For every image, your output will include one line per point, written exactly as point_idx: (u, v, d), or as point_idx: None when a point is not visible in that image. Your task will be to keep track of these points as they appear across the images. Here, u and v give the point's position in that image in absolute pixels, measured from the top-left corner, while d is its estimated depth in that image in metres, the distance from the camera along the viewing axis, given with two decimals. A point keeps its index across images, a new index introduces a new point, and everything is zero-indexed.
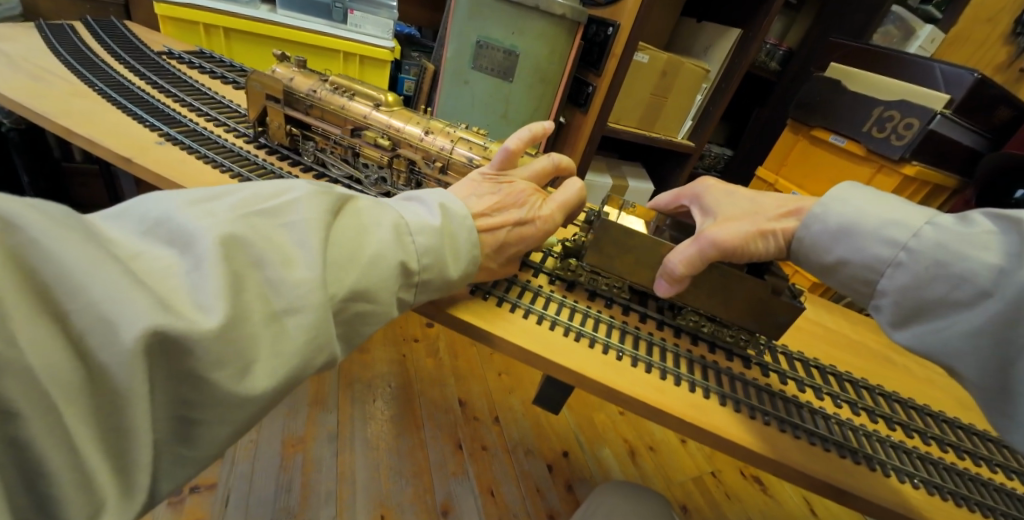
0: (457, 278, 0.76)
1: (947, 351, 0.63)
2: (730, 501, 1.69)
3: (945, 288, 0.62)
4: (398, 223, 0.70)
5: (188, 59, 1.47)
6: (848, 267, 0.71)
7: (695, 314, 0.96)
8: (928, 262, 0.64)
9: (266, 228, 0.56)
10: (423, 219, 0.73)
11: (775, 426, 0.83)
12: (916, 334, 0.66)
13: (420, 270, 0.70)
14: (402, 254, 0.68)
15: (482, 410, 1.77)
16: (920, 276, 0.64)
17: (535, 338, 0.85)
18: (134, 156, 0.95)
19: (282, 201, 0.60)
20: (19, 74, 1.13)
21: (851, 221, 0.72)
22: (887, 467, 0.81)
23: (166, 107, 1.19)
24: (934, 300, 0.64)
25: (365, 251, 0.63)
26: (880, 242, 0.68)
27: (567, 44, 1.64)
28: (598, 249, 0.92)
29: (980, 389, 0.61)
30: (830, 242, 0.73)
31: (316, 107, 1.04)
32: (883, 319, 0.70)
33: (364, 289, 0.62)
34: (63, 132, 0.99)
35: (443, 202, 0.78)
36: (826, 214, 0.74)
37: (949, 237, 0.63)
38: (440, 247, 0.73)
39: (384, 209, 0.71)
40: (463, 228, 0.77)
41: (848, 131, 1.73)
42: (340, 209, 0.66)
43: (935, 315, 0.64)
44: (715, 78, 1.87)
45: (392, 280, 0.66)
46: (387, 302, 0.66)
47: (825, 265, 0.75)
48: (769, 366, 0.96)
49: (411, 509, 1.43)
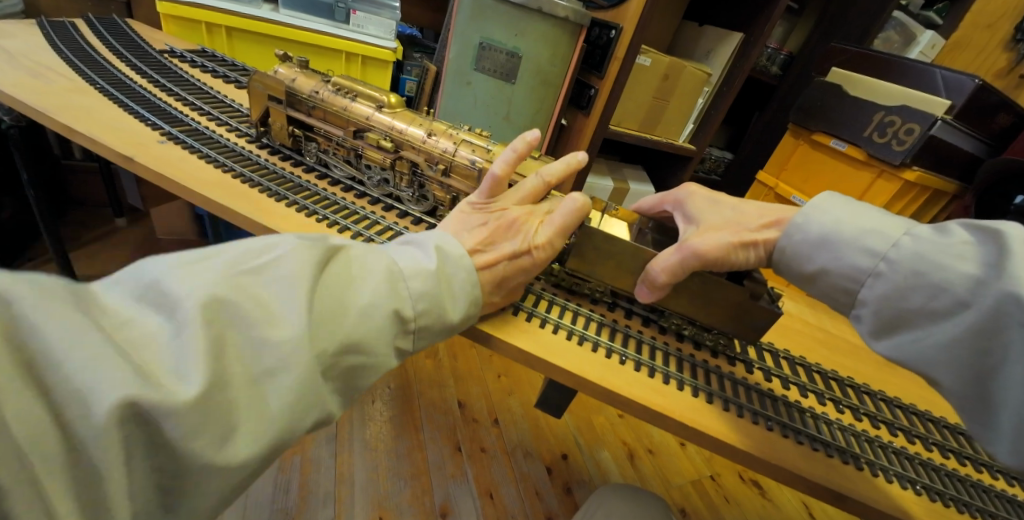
0: (457, 320, 0.73)
1: (926, 361, 0.63)
2: (729, 504, 1.69)
3: (922, 299, 0.63)
4: (391, 268, 0.66)
5: (189, 57, 1.46)
6: (828, 276, 0.71)
7: (678, 317, 0.96)
8: (906, 274, 0.64)
9: (252, 283, 0.53)
10: (418, 263, 0.70)
11: (778, 432, 0.84)
12: (895, 345, 0.66)
13: (417, 316, 0.66)
14: (395, 299, 0.64)
15: (481, 412, 1.77)
16: (899, 286, 0.65)
17: (536, 339, 0.85)
18: (135, 156, 0.95)
19: (269, 254, 0.57)
20: (18, 71, 1.12)
21: (831, 232, 0.72)
22: (887, 473, 0.82)
23: (167, 106, 1.18)
24: (913, 310, 0.64)
25: (356, 299, 0.60)
26: (861, 253, 0.68)
27: (570, 46, 1.63)
28: (580, 254, 0.92)
29: (959, 399, 0.61)
30: (811, 252, 0.73)
31: (318, 109, 1.03)
32: (864, 330, 0.70)
33: (358, 336, 0.59)
34: (63, 130, 0.98)
35: (438, 244, 0.75)
36: (807, 222, 0.74)
37: (927, 248, 0.64)
38: (437, 289, 0.69)
39: (378, 255, 0.68)
40: (460, 270, 0.74)
41: (850, 135, 1.73)
42: (331, 258, 0.62)
43: (914, 325, 0.64)
44: (715, 82, 1.88)
45: (386, 326, 0.62)
46: (384, 345, 0.62)
47: (805, 274, 0.75)
48: (771, 371, 0.96)
49: (410, 510, 1.42)
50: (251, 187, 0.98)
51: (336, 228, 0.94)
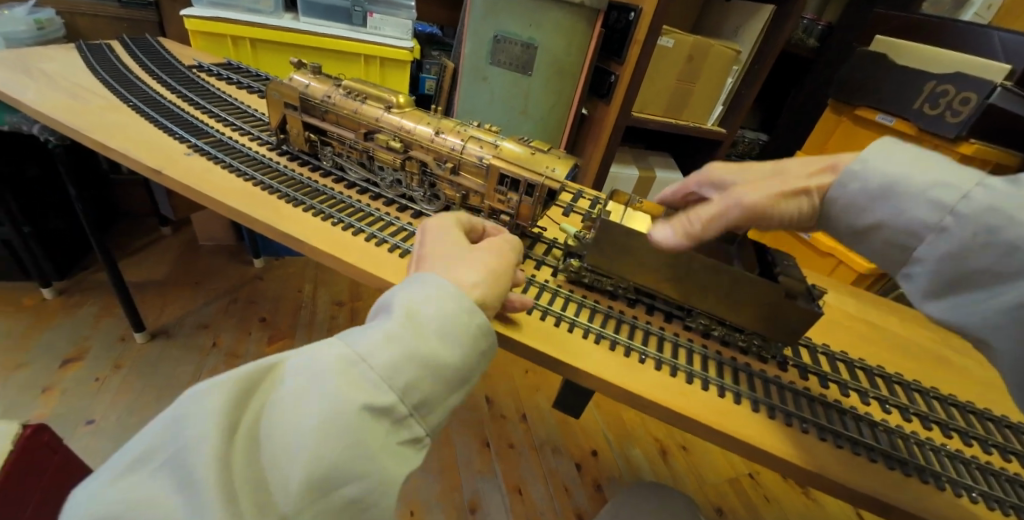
0: (457, 360, 0.54)
1: (984, 324, 0.58)
2: (769, 504, 1.62)
3: (990, 258, 0.57)
4: (342, 355, 0.48)
5: (215, 71, 1.52)
6: (884, 232, 0.65)
7: (706, 317, 0.91)
8: (976, 230, 0.58)
9: (155, 482, 0.42)
10: (376, 333, 0.51)
11: (815, 435, 0.78)
12: (950, 306, 0.61)
13: (401, 393, 0.49)
14: (356, 394, 0.46)
15: (509, 408, 1.77)
16: (966, 243, 0.59)
17: (554, 340, 0.82)
18: (164, 169, 1.00)
19: (172, 420, 0.44)
20: (59, 93, 1.19)
21: (894, 181, 0.65)
22: (941, 480, 0.75)
23: (195, 119, 1.23)
24: (976, 269, 0.58)
25: (301, 429, 0.44)
26: (923, 205, 0.62)
27: (587, 34, 1.58)
28: (598, 249, 0.89)
29: (1011, 361, 0.57)
30: (869, 205, 0.66)
31: (331, 113, 1.04)
32: (914, 287, 0.64)
33: (326, 466, 0.43)
34: (99, 148, 1.04)
35: (406, 302, 0.54)
36: (866, 171, 0.67)
37: (1001, 200, 0.57)
38: (422, 352, 0.51)
39: (320, 347, 0.50)
40: (430, 304, 0.54)
41: (897, 109, 1.61)
42: (259, 384, 0.47)
43: (976, 285, 0.59)
44: (745, 60, 1.78)
45: (363, 435, 0.46)
46: (375, 455, 0.46)
47: (857, 230, 0.69)
48: (808, 368, 0.90)
49: (440, 505, 1.46)
50: (270, 193, 1.01)
51: (351, 231, 0.95)
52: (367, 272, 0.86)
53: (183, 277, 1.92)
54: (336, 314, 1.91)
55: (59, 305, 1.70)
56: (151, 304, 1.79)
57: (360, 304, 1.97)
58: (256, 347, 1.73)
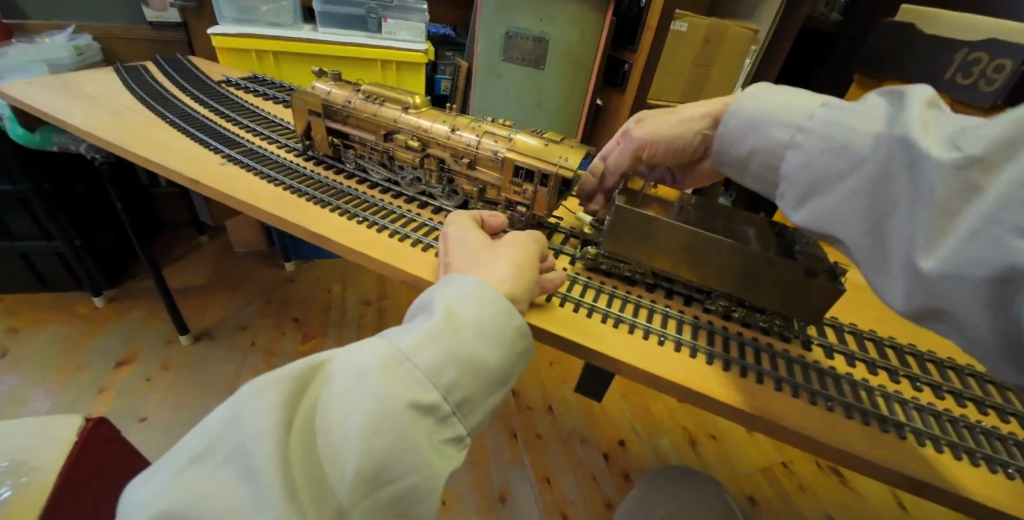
0: (497, 362, 0.56)
1: (835, 225, 0.58)
2: (804, 492, 1.60)
3: (828, 161, 0.58)
4: (387, 355, 0.50)
5: (243, 84, 1.59)
6: (757, 157, 0.67)
7: (726, 299, 0.91)
8: (816, 138, 0.59)
9: (218, 473, 0.44)
10: (418, 333, 0.53)
11: (841, 413, 0.77)
12: (808, 214, 0.61)
13: (443, 393, 0.51)
14: (404, 392, 0.49)
15: (535, 400, 1.80)
16: (813, 153, 0.59)
17: (573, 325, 0.84)
18: (201, 179, 1.06)
19: (228, 416, 0.46)
20: (104, 113, 1.28)
21: (762, 111, 0.67)
22: (975, 456, 0.73)
23: (226, 131, 1.29)
24: (823, 176, 0.59)
25: (351, 427, 0.47)
26: (778, 126, 0.64)
27: (598, 24, 1.57)
28: (614, 235, 0.90)
29: (863, 257, 0.57)
30: (743, 134, 0.69)
31: (352, 117, 1.08)
32: (778, 202, 0.64)
33: (376, 462, 0.46)
34: (142, 161, 1.12)
35: (447, 303, 0.56)
36: (741, 105, 0.70)
37: (837, 110, 0.59)
38: (462, 353, 0.53)
39: (367, 345, 0.52)
40: (471, 305, 0.57)
41: (928, 80, 1.52)
42: (309, 382, 0.50)
43: (825, 191, 0.59)
44: (763, 40, 1.74)
45: (410, 433, 0.48)
46: (421, 453, 0.49)
47: (739, 160, 0.71)
48: (833, 347, 0.89)
49: (471, 494, 1.50)
50: (298, 196, 1.06)
51: (376, 228, 0.99)
52: (392, 267, 0.90)
53: (221, 282, 2.02)
54: (364, 313, 1.97)
55: (110, 312, 1.82)
56: (193, 309, 1.89)
57: (387, 303, 2.03)
58: (291, 346, 1.81)
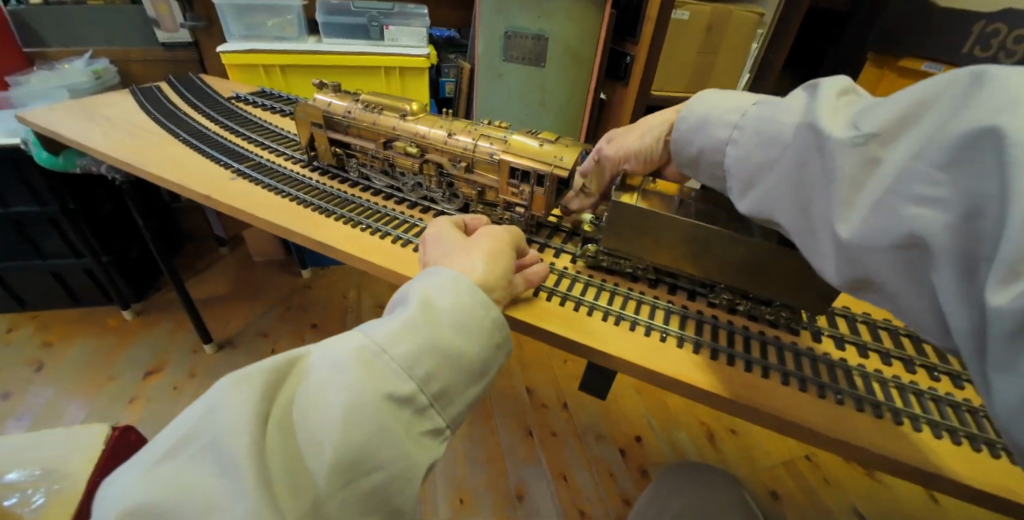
0: (472, 352, 0.60)
1: (771, 208, 0.68)
2: (829, 486, 1.56)
3: (762, 154, 0.68)
4: (364, 347, 0.53)
5: (251, 99, 1.63)
6: (705, 154, 0.78)
7: (730, 292, 0.89)
8: (750, 136, 0.70)
9: (191, 469, 0.46)
10: (394, 324, 0.57)
11: (852, 406, 0.76)
12: (751, 199, 0.71)
13: (419, 382, 0.54)
14: (381, 383, 0.52)
15: (549, 398, 1.80)
16: (748, 147, 0.70)
17: (573, 324, 0.84)
18: (211, 194, 1.10)
19: (204, 412, 0.48)
20: (121, 135, 1.33)
21: (707, 114, 0.78)
22: (996, 448, 0.70)
23: (236, 146, 1.33)
24: (758, 166, 0.69)
25: (329, 419, 0.49)
26: (719, 125, 0.75)
27: (598, 17, 1.54)
28: (613, 232, 0.90)
29: (795, 233, 0.65)
30: (691, 135, 0.80)
31: (352, 127, 1.10)
32: (727, 193, 0.75)
33: (353, 453, 0.48)
34: (157, 180, 1.16)
35: (423, 295, 0.60)
36: (690, 110, 0.81)
37: (766, 110, 0.70)
38: (437, 344, 0.57)
39: (342, 339, 0.55)
40: (445, 296, 0.61)
41: (945, 55, 1.47)
42: (285, 378, 0.52)
43: (762, 179, 0.69)
44: (769, 22, 1.72)
45: (387, 423, 0.51)
46: (398, 443, 0.51)
47: (692, 158, 0.82)
48: (845, 337, 0.87)
49: (487, 492, 1.51)
50: (305, 207, 1.09)
51: (379, 235, 1.01)
52: (394, 273, 0.92)
53: (241, 292, 2.08)
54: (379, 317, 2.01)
55: (138, 325, 1.90)
56: (216, 319, 1.95)
57: None
58: None
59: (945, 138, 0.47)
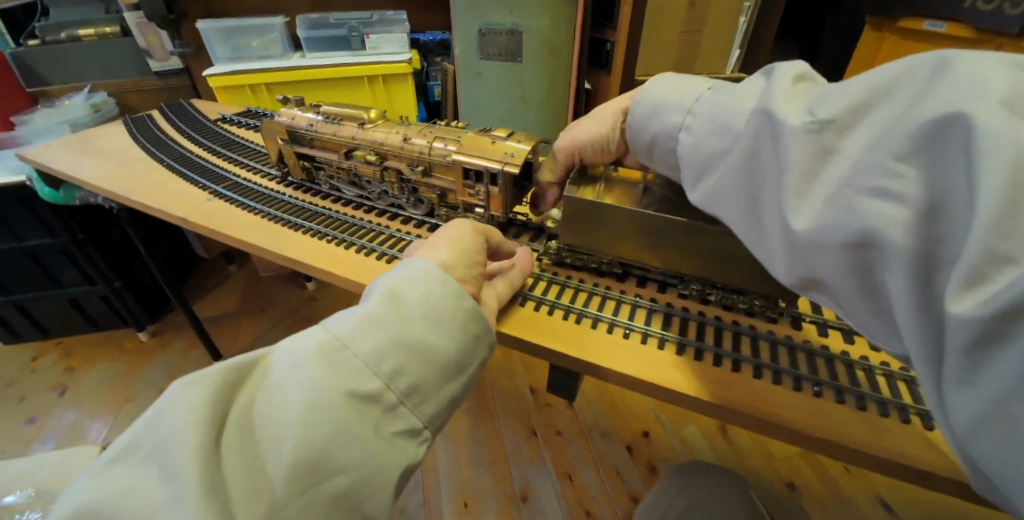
0: (446, 346, 0.57)
1: (722, 200, 0.64)
2: (851, 475, 1.48)
3: (714, 142, 0.64)
4: (326, 343, 0.51)
5: (237, 120, 1.67)
6: (660, 142, 0.74)
7: (699, 282, 0.86)
8: (704, 122, 0.66)
9: (143, 472, 0.44)
10: (358, 318, 0.54)
11: (833, 398, 0.71)
12: (702, 191, 0.67)
13: (387, 378, 0.51)
14: (342, 379, 0.49)
15: (553, 397, 1.77)
16: (699, 134, 0.66)
17: (533, 325, 0.82)
18: (189, 217, 1.12)
19: (161, 412, 0.47)
20: (113, 165, 1.38)
21: (661, 99, 0.73)
22: None
23: (217, 167, 1.36)
24: (709, 155, 0.65)
25: (288, 416, 0.47)
26: (672, 112, 0.71)
27: (571, 6, 1.49)
28: (573, 228, 0.87)
29: (745, 229, 0.62)
30: (646, 121, 0.75)
31: (316, 140, 1.11)
32: (680, 184, 0.71)
33: (313, 453, 0.45)
34: (141, 206, 1.20)
35: (391, 286, 0.58)
36: (644, 96, 0.76)
37: (722, 95, 0.65)
38: (405, 338, 0.54)
39: (304, 336, 0.53)
40: (417, 285, 0.58)
41: (947, 10, 1.37)
42: (247, 377, 0.51)
43: (713, 169, 0.65)
44: None
45: (351, 422, 0.48)
46: (364, 441, 0.48)
47: (647, 146, 0.78)
48: (828, 323, 0.82)
49: (492, 494, 1.51)
50: (275, 222, 1.10)
51: (344, 245, 1.01)
52: (358, 284, 0.92)
53: (250, 307, 2.14)
54: None
55: (154, 345, 1.98)
56: (227, 335, 2.01)
57: None
58: None
59: (905, 126, 0.43)
